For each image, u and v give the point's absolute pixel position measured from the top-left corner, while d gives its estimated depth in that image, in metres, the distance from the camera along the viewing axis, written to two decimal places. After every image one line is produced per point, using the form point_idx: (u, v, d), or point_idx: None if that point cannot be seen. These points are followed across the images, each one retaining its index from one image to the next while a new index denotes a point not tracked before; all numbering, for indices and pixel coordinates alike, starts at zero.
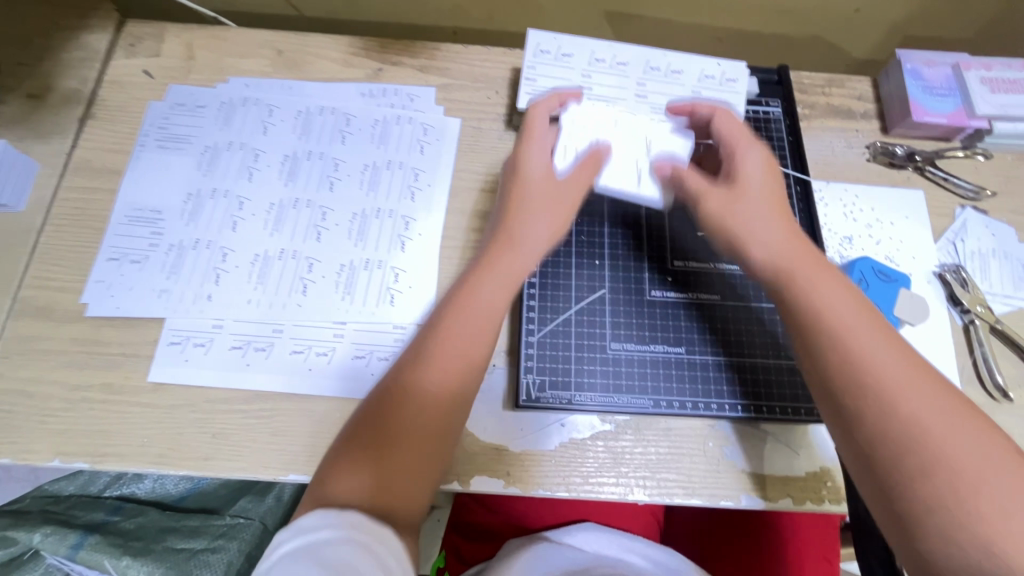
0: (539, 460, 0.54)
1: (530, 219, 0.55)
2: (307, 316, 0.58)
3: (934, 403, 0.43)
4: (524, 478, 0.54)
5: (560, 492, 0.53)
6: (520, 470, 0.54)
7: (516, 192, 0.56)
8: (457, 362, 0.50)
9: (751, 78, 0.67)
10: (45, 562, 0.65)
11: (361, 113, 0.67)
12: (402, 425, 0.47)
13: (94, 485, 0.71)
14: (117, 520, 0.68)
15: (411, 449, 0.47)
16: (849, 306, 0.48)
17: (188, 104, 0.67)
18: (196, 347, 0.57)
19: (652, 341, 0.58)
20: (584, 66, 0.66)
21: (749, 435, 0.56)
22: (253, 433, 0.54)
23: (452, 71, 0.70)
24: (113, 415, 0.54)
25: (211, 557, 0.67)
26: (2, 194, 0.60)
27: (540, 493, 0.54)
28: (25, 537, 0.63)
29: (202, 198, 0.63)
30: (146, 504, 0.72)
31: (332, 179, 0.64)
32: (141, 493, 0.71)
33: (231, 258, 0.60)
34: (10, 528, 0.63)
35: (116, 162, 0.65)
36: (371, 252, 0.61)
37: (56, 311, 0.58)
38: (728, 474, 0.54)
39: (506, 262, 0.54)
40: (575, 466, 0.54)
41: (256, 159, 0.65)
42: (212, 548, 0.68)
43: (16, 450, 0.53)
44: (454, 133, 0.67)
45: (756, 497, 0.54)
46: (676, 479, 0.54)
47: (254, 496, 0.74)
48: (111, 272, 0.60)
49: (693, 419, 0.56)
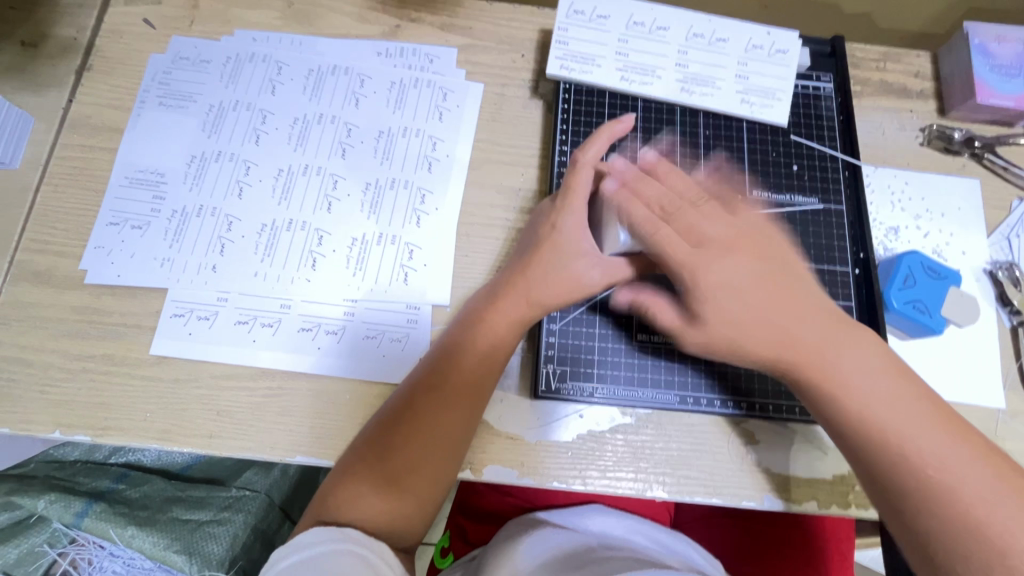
0: (554, 451, 0.52)
1: (548, 269, 0.50)
2: (316, 292, 0.55)
3: (953, 462, 0.40)
4: (539, 470, 0.52)
5: (576, 485, 0.51)
6: (535, 461, 0.52)
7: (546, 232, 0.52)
8: (463, 386, 0.48)
9: (803, 49, 0.61)
10: (50, 527, 0.64)
11: (377, 74, 0.63)
12: (423, 440, 0.47)
13: (99, 451, 0.71)
14: (122, 488, 0.67)
15: (426, 471, 0.46)
16: (889, 397, 0.42)
17: (193, 59, 0.63)
18: (200, 320, 0.54)
19: None
20: (620, 30, 0.60)
21: (777, 434, 0.53)
22: (259, 411, 0.52)
23: (476, 30, 0.65)
24: (116, 388, 0.52)
25: (218, 529, 0.66)
26: None
27: (555, 486, 0.51)
28: (30, 503, 0.62)
29: (206, 161, 0.59)
30: (152, 471, 0.71)
31: (344, 146, 0.60)
32: (146, 460, 0.71)
33: (237, 227, 0.57)
34: (14, 494, 0.62)
35: (116, 119, 0.61)
36: (385, 227, 0.58)
37: (55, 275, 0.55)
38: (753, 474, 0.52)
39: (520, 289, 0.50)
40: (592, 459, 0.52)
41: (264, 121, 0.61)
42: (218, 519, 0.67)
43: (14, 420, 0.51)
44: (475, 100, 0.62)
45: (780, 499, 0.52)
46: (698, 477, 0.52)
47: (260, 468, 0.73)
48: (111, 237, 0.57)
49: (720, 416, 0.54)
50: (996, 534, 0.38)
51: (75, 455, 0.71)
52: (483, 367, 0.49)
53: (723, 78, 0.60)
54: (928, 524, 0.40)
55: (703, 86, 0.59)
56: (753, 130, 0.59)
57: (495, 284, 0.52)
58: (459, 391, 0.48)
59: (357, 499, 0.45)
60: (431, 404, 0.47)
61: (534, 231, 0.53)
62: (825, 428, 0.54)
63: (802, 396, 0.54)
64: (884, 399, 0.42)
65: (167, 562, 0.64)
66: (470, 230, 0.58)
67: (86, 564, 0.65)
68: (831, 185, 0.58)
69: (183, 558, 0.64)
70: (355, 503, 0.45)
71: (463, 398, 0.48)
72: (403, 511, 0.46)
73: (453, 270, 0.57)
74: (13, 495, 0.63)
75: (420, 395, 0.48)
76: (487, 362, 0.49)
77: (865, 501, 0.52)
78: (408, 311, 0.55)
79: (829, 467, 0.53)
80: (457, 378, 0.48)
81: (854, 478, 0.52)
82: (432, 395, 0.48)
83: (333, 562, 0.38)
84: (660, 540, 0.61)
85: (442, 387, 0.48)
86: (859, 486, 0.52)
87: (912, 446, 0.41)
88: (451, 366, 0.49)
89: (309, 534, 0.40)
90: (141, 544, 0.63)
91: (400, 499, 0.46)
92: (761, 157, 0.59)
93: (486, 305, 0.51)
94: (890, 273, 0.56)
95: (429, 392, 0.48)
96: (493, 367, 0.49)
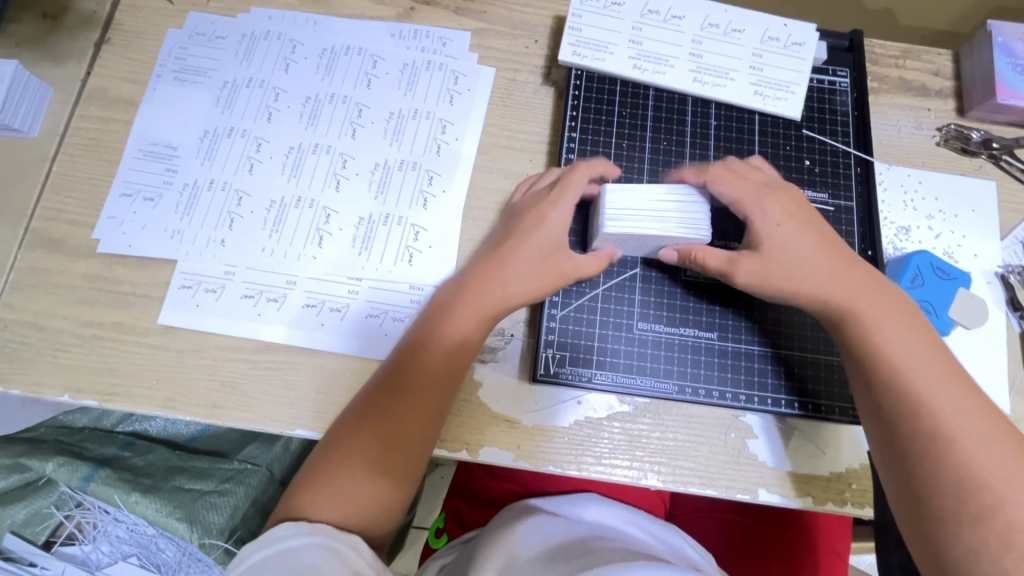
0: (550, 436, 0.52)
1: (528, 262, 0.51)
2: (321, 269, 0.56)
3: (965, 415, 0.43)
4: (534, 453, 0.52)
5: (571, 471, 0.52)
6: (531, 445, 0.52)
7: (518, 233, 0.52)
8: (434, 374, 0.49)
9: (820, 42, 0.60)
10: (57, 491, 0.66)
11: (390, 56, 0.63)
12: (397, 430, 0.47)
13: (106, 419, 0.72)
14: (128, 456, 0.69)
15: (401, 459, 0.47)
16: (917, 353, 0.45)
17: (209, 35, 0.63)
18: (208, 292, 0.55)
19: (682, 325, 0.55)
20: (635, 17, 0.60)
21: (776, 429, 0.53)
22: (262, 384, 0.53)
23: (490, 15, 0.65)
24: (124, 356, 0.53)
25: (219, 500, 0.67)
26: (14, 118, 0.58)
27: (549, 470, 0.52)
28: (38, 465, 0.64)
29: (219, 136, 0.60)
30: (158, 441, 0.73)
31: (355, 125, 0.60)
32: (152, 430, 0.72)
33: (246, 202, 0.58)
34: (24, 456, 0.64)
35: (132, 92, 0.62)
36: (391, 207, 0.58)
37: (68, 244, 0.57)
38: (748, 467, 0.52)
39: (477, 291, 0.51)
40: (588, 446, 0.52)
41: (276, 98, 0.61)
42: (220, 490, 0.68)
43: (26, 382, 0.52)
44: (487, 84, 0.62)
45: (775, 494, 0.51)
46: (693, 468, 0.52)
47: (262, 443, 0.75)
48: (124, 208, 0.58)
49: (719, 408, 0.53)
50: (990, 480, 0.40)
51: (83, 421, 0.72)
52: (454, 356, 0.50)
53: (737, 68, 0.59)
54: (940, 487, 0.41)
55: (717, 77, 0.59)
56: (766, 122, 0.59)
57: (459, 283, 0.52)
58: (430, 380, 0.49)
59: (335, 496, 0.45)
60: (390, 402, 0.48)
61: (501, 228, 0.54)
62: (824, 424, 0.53)
63: (804, 392, 0.54)
64: (913, 352, 0.45)
65: (171, 529, 0.65)
66: (476, 214, 0.58)
67: (91, 528, 0.67)
68: (842, 181, 0.58)
69: (185, 526, 0.65)
70: (317, 501, 0.45)
71: (433, 385, 0.49)
72: (383, 498, 0.46)
73: (459, 253, 0.57)
74: (22, 457, 0.64)
75: (381, 387, 0.49)
76: (452, 354, 0.50)
77: (861, 500, 0.52)
78: (411, 292, 0.56)
79: (826, 464, 0.52)
80: (427, 370, 0.49)
81: (850, 477, 0.52)
82: (405, 384, 0.48)
83: (304, 557, 0.39)
84: (653, 532, 0.61)
85: (408, 382, 0.48)
86: (856, 485, 0.52)
87: (932, 397, 0.43)
88: (413, 358, 0.49)
89: (276, 532, 0.41)
90: (145, 511, 0.64)
91: (378, 489, 0.46)
92: (772, 150, 0.58)
93: (448, 303, 0.51)
94: (899, 271, 0.55)
95: (394, 390, 0.48)
96: (461, 358, 0.50)
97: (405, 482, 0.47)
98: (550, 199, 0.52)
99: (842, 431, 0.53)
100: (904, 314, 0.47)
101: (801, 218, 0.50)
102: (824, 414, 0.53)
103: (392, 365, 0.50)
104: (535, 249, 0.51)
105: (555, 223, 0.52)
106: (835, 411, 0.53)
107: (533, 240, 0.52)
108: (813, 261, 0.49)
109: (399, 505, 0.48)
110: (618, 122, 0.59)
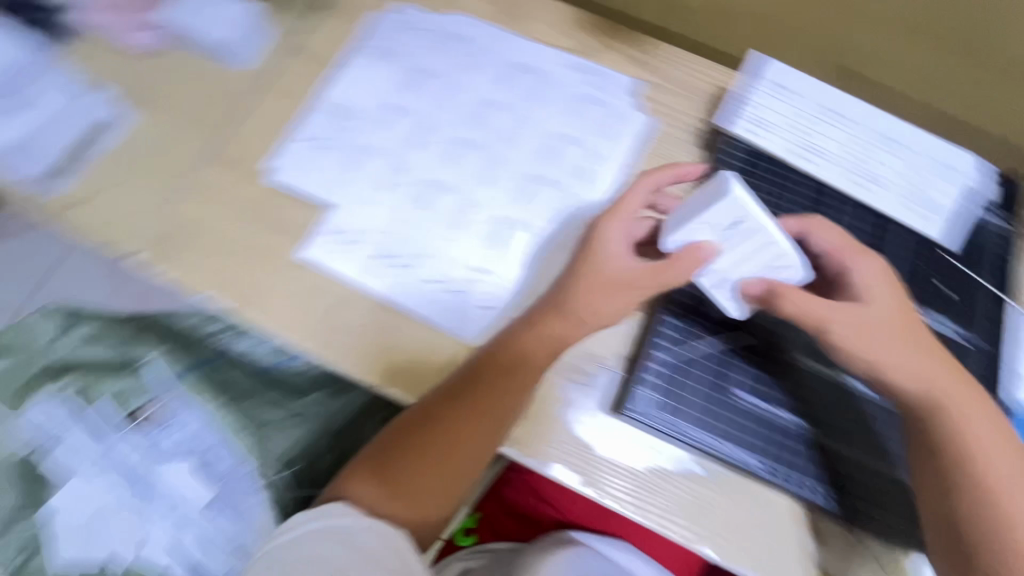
0: (620, 475, 0.53)
1: (600, 294, 0.53)
2: (450, 253, 0.60)
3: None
4: (602, 483, 0.53)
5: (632, 513, 0.53)
6: (600, 475, 0.53)
7: (591, 266, 0.54)
8: (479, 408, 0.52)
9: (976, 170, 0.62)
10: (145, 378, 0.74)
11: (562, 83, 0.68)
12: (439, 445, 0.52)
13: (208, 325, 0.76)
14: (213, 365, 0.75)
15: (443, 471, 0.52)
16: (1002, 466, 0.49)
17: (411, 23, 0.70)
18: (347, 244, 0.61)
19: (778, 406, 0.55)
20: (806, 106, 0.62)
21: (840, 540, 0.53)
22: (370, 338, 0.58)
23: (662, 72, 0.69)
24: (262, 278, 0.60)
25: (279, 431, 0.73)
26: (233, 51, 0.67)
27: (609, 506, 0.53)
28: (144, 351, 0.75)
29: (394, 112, 0.66)
30: (240, 359, 0.76)
31: (515, 135, 0.65)
32: (238, 348, 0.76)
33: (402, 175, 0.63)
34: (137, 341, 0.76)
35: (331, 53, 0.68)
36: (527, 216, 0.62)
37: (245, 168, 0.64)
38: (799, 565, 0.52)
39: (556, 325, 0.53)
40: (655, 495, 0.53)
41: (453, 93, 0.67)
42: (282, 423, 0.74)
43: (183, 272, 0.60)
44: (643, 132, 0.66)
45: None
46: (750, 551, 0.52)
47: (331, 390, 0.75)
48: (298, 150, 0.64)
49: (792, 499, 0.53)
50: None
51: (190, 320, 0.77)
52: (505, 391, 0.52)
53: (891, 179, 0.61)
54: None
55: (871, 181, 0.60)
56: (912, 237, 0.59)
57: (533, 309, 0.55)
58: (480, 409, 0.52)
59: (382, 490, 0.50)
60: (444, 416, 0.52)
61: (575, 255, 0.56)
62: (892, 547, 0.52)
63: (876, 508, 0.53)
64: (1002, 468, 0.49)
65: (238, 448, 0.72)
66: None
67: (161, 419, 0.72)
68: (972, 314, 0.58)
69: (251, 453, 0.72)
70: (357, 487, 0.51)
71: (477, 412, 0.52)
72: (421, 495, 0.51)
73: None
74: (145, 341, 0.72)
75: (439, 405, 0.53)
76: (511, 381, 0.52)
77: None
78: (522, 296, 0.59)
79: None
80: (471, 402, 0.52)
81: None
82: (465, 405, 0.52)
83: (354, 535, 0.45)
84: None
85: (467, 399, 0.52)
86: None
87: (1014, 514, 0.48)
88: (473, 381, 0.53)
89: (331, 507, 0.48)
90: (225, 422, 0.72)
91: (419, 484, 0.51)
92: (907, 264, 0.58)
93: (520, 326, 0.54)
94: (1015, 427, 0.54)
95: (453, 401, 0.52)
96: (513, 400, 0.52)
97: (437, 491, 0.52)
98: (609, 215, 0.55)
99: (908, 559, 0.52)
100: (993, 419, 0.51)
101: (899, 329, 0.52)
102: (896, 537, 0.52)
103: (456, 381, 0.53)
104: (607, 280, 0.53)
105: (618, 248, 0.54)
106: (909, 538, 0.52)
107: (607, 270, 0.53)
108: (919, 354, 0.52)
109: (444, 503, 0.53)
110: (768, 197, 0.60)
